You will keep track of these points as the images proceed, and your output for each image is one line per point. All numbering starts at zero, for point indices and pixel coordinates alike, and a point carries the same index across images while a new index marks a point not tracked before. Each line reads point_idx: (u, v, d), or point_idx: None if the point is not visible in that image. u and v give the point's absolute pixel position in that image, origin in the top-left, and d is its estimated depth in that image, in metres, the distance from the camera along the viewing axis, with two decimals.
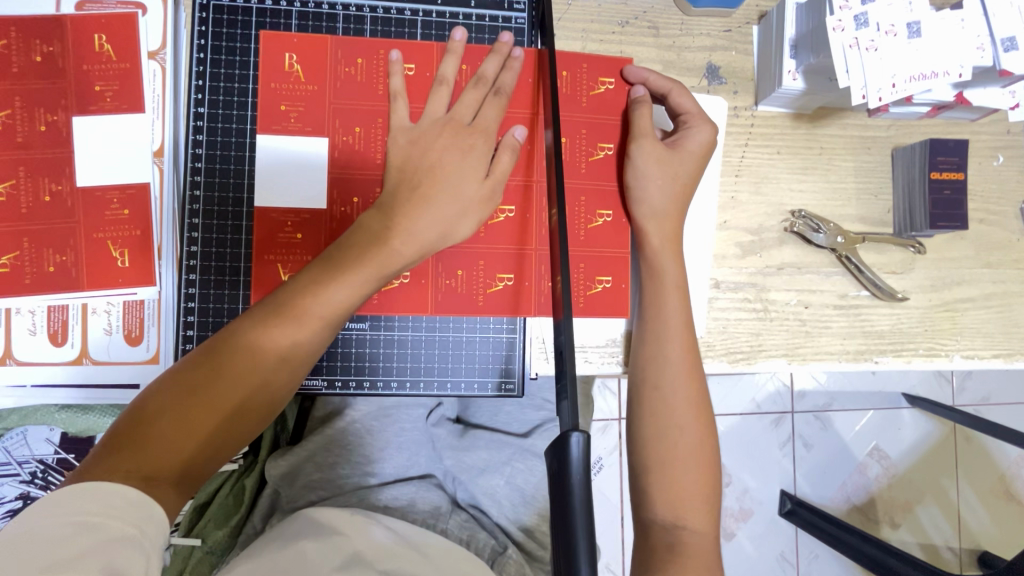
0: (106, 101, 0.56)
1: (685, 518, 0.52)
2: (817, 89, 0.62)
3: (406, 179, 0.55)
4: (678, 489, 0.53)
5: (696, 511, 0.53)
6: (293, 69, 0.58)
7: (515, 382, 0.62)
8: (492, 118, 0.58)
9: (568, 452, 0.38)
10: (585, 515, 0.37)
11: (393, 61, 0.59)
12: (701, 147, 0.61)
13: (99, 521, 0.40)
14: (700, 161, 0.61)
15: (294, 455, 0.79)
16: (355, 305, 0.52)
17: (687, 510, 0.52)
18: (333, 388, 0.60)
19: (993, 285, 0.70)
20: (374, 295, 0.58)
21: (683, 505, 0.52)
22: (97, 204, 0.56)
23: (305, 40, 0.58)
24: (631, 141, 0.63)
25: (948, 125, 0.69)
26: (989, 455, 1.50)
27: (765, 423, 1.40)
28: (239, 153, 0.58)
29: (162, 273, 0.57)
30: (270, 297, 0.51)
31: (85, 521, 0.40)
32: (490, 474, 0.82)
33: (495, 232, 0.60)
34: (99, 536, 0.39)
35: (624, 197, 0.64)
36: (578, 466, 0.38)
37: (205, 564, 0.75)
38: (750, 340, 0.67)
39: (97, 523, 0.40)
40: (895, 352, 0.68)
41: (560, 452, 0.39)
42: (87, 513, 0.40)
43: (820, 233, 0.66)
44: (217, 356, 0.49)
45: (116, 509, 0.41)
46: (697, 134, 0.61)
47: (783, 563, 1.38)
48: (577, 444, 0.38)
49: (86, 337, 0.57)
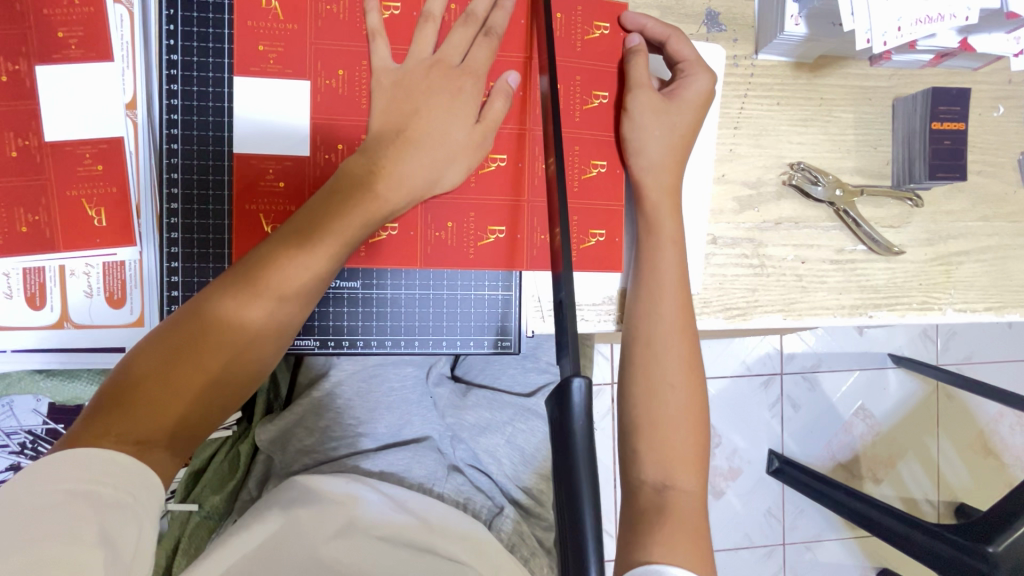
0: (70, 48, 0.53)
1: (675, 479, 0.52)
2: (820, 35, 0.60)
3: (392, 128, 0.54)
4: (667, 446, 0.53)
5: (686, 471, 0.52)
6: (271, 5, 0.55)
7: (512, 339, 0.62)
8: (482, 61, 0.56)
9: (571, 397, 0.38)
10: (587, 462, 0.37)
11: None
12: (700, 95, 0.59)
13: (90, 488, 0.39)
14: (699, 110, 0.59)
15: (283, 420, 0.78)
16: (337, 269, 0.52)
17: (677, 472, 0.52)
18: (326, 348, 0.59)
19: (988, 238, 0.70)
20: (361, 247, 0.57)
21: (672, 464, 0.52)
22: (68, 159, 0.54)
23: None
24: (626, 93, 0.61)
25: (949, 74, 0.68)
26: (970, 412, 1.55)
27: (755, 384, 1.42)
28: (218, 104, 0.55)
29: (142, 231, 0.55)
30: (243, 261, 0.50)
31: (76, 489, 0.39)
32: (491, 432, 0.82)
33: (486, 181, 0.59)
34: (92, 503, 0.39)
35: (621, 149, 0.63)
36: (580, 414, 0.38)
37: (203, 529, 0.78)
38: (746, 296, 0.66)
39: (89, 489, 0.39)
40: (889, 307, 0.68)
41: (561, 401, 0.39)
42: (76, 480, 0.39)
43: (819, 185, 0.65)
44: (195, 323, 0.47)
45: (107, 476, 0.40)
46: (696, 83, 0.59)
47: (770, 519, 1.43)
48: (579, 389, 0.38)
49: (65, 300, 0.55)
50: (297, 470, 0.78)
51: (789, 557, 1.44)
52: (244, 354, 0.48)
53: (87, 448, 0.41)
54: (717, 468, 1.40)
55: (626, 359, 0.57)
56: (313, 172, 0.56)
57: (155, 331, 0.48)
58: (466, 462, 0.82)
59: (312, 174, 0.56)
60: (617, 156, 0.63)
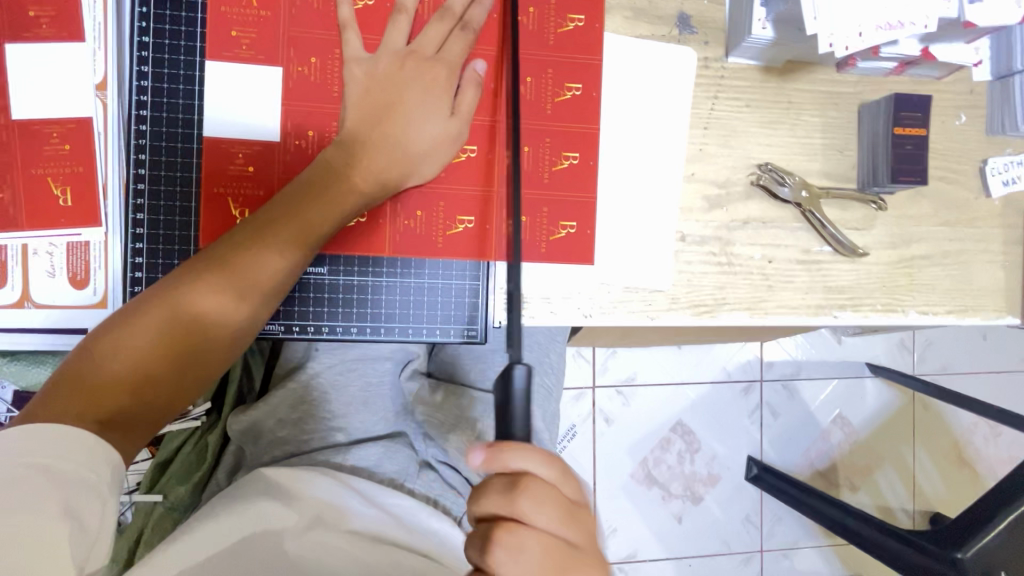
0: (41, 27, 0.53)
1: None
2: (787, 39, 0.62)
3: (368, 118, 0.55)
4: None
5: None
6: None
7: (479, 329, 0.62)
8: (456, 53, 0.57)
9: (512, 385, 0.39)
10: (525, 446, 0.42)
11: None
12: None
13: (53, 464, 0.39)
14: None
15: (255, 411, 0.77)
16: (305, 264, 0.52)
17: None
18: (291, 333, 0.59)
19: (950, 243, 0.71)
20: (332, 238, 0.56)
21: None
22: (35, 138, 0.53)
23: None
24: None
25: (913, 83, 0.70)
26: (944, 421, 1.57)
27: (734, 391, 1.43)
28: (188, 88, 0.55)
29: (107, 212, 0.55)
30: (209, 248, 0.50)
31: (38, 465, 0.39)
32: (460, 427, 0.80)
33: (458, 172, 0.59)
34: (55, 479, 0.39)
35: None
36: (520, 399, 0.40)
37: (167, 520, 0.77)
38: (713, 293, 0.67)
39: (49, 466, 0.39)
40: (854, 308, 0.70)
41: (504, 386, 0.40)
42: (41, 457, 0.39)
43: (786, 186, 0.67)
44: (159, 308, 0.48)
45: (68, 453, 0.40)
46: None
47: (748, 525, 1.43)
48: (520, 377, 0.40)
49: (28, 280, 0.54)
50: (265, 462, 0.77)
51: (765, 563, 1.44)
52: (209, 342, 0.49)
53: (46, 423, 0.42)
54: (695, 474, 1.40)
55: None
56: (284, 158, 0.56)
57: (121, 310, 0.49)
58: (438, 459, 0.82)
59: (285, 163, 0.56)
60: (592, 149, 0.65)
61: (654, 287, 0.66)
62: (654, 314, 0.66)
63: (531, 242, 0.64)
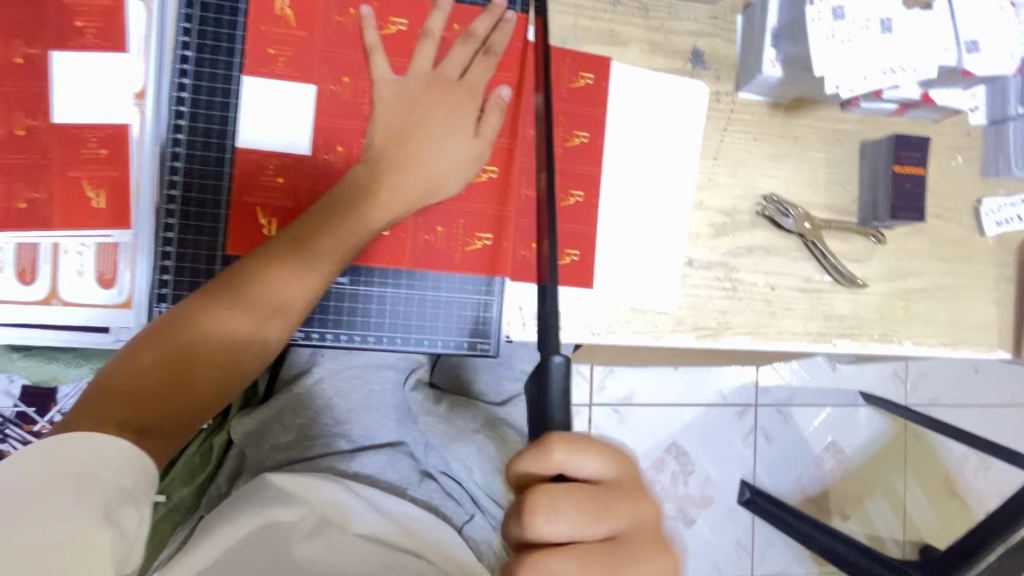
0: (87, 37, 0.55)
1: None
2: (795, 78, 0.65)
3: (394, 138, 0.58)
4: None
5: None
6: (284, 12, 0.58)
7: (491, 342, 0.63)
8: (479, 77, 0.60)
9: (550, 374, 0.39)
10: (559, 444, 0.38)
11: (365, 18, 0.59)
12: None
13: (91, 471, 0.40)
14: None
15: (262, 413, 0.79)
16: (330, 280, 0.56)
17: None
18: (309, 340, 0.60)
19: (945, 278, 0.74)
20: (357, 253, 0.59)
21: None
22: (73, 142, 0.55)
23: None
24: None
25: (914, 124, 0.73)
26: (934, 452, 1.59)
27: (730, 415, 1.44)
28: (225, 100, 0.57)
29: (138, 215, 0.56)
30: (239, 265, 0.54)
31: (76, 471, 0.39)
32: (462, 440, 0.82)
33: (476, 191, 0.62)
34: (93, 486, 0.39)
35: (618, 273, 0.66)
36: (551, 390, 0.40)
37: (169, 521, 0.77)
38: (717, 316, 0.69)
39: (88, 472, 0.40)
40: (851, 336, 0.72)
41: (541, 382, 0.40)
42: (78, 464, 0.40)
43: (789, 218, 0.69)
44: (195, 321, 0.50)
45: (106, 460, 0.41)
46: None
47: (739, 549, 1.44)
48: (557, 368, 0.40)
49: (56, 277, 0.56)
50: (268, 466, 0.78)
51: None
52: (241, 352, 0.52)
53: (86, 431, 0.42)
54: (688, 496, 1.41)
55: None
56: (310, 171, 0.58)
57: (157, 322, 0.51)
58: (438, 469, 0.81)
59: (312, 177, 0.58)
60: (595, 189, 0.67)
61: (660, 309, 0.68)
62: (660, 334, 0.68)
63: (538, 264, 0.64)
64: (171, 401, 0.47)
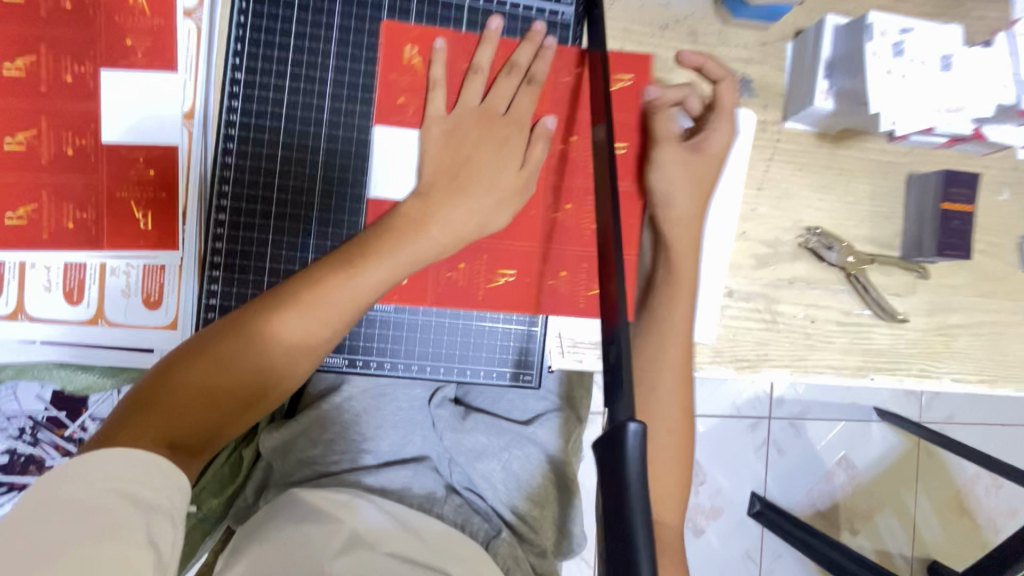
0: (136, 56, 0.55)
1: (660, 512, 0.59)
2: (847, 111, 0.64)
3: (443, 171, 0.57)
4: (655, 487, 0.59)
5: (670, 509, 0.59)
6: (413, 60, 0.59)
7: (532, 373, 0.64)
8: (525, 108, 0.59)
9: (625, 444, 0.34)
10: (643, 515, 0.33)
11: (438, 51, 0.59)
12: (719, 148, 0.63)
13: (136, 491, 0.43)
14: (717, 162, 0.63)
15: (288, 429, 0.80)
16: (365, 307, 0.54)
17: (664, 508, 0.59)
18: (354, 367, 0.62)
19: (986, 314, 0.73)
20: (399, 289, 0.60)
21: (658, 500, 0.59)
22: (122, 162, 0.55)
23: (429, 33, 0.59)
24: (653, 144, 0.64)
25: (961, 157, 0.72)
26: (948, 470, 1.57)
27: (742, 426, 1.43)
28: (274, 124, 0.57)
29: (184, 237, 0.56)
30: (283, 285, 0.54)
31: (123, 490, 0.42)
32: (489, 457, 0.84)
33: (517, 228, 0.61)
34: (138, 506, 0.42)
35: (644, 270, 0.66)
36: (636, 462, 0.34)
37: (197, 531, 0.79)
38: (756, 349, 0.69)
39: (133, 492, 0.42)
40: (890, 371, 0.71)
41: (613, 444, 0.35)
42: (125, 483, 0.43)
43: (833, 251, 0.69)
44: (232, 339, 0.50)
45: (150, 480, 0.43)
46: (720, 137, 0.63)
47: (748, 561, 1.44)
48: (634, 435, 0.35)
49: (103, 298, 0.56)
50: (297, 480, 0.78)
51: None
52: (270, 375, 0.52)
53: (122, 446, 0.44)
54: (699, 506, 1.41)
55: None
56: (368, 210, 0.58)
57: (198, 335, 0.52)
58: (463, 485, 0.82)
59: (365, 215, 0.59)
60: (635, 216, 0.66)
61: (700, 341, 0.68)
62: (698, 366, 0.68)
63: (570, 298, 0.62)
64: (201, 415, 0.49)
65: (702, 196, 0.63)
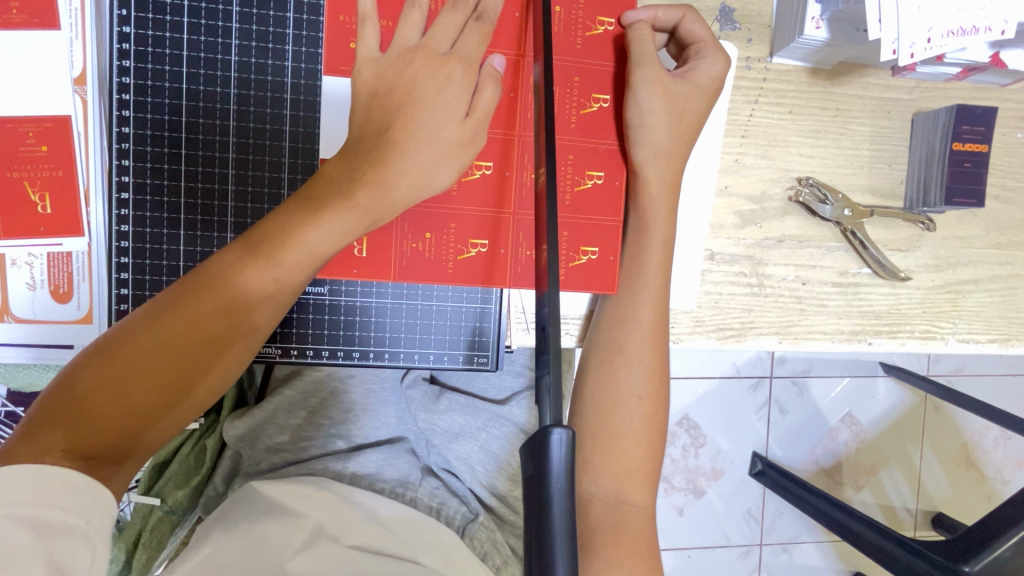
0: (11, 12, 0.49)
1: (627, 493, 0.51)
2: (842, 40, 0.55)
3: (372, 124, 0.48)
4: (622, 464, 0.51)
5: (638, 485, 0.51)
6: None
7: (489, 355, 0.60)
8: (473, 47, 0.50)
9: (549, 455, 0.30)
10: (567, 536, 0.30)
11: None
12: (710, 80, 0.53)
13: (39, 513, 0.37)
14: (710, 97, 0.54)
15: (251, 417, 0.75)
16: (301, 282, 0.47)
17: (629, 485, 0.51)
18: (289, 357, 0.58)
19: (998, 267, 0.66)
20: (352, 268, 0.54)
21: (625, 478, 0.51)
22: (11, 138, 0.50)
23: None
24: (630, 69, 0.54)
25: (974, 89, 0.63)
26: (954, 423, 1.52)
27: (743, 387, 1.37)
28: (175, 85, 0.51)
29: (91, 220, 0.52)
30: (205, 265, 0.47)
31: (21, 513, 0.36)
32: (465, 438, 0.79)
33: (468, 191, 0.55)
34: (41, 532, 0.36)
35: (625, 237, 0.57)
36: (559, 475, 0.30)
37: (165, 524, 0.73)
38: (741, 317, 0.63)
39: (37, 515, 0.37)
40: (890, 334, 0.65)
41: (536, 454, 0.30)
42: (21, 504, 0.36)
43: (827, 205, 0.61)
44: (147, 330, 0.43)
45: (55, 498, 0.38)
46: (709, 64, 0.53)
47: (749, 520, 1.40)
48: (558, 444, 0.30)
49: (5, 293, 0.52)
50: (264, 470, 0.74)
51: (765, 558, 1.42)
52: (192, 374, 0.44)
53: (27, 465, 0.38)
54: (700, 468, 1.36)
55: (583, 369, 0.54)
56: (290, 180, 0.52)
57: (103, 340, 0.44)
58: (441, 466, 0.80)
59: (286, 189, 0.52)
60: (617, 169, 0.57)
61: (679, 308, 0.61)
62: (677, 337, 0.62)
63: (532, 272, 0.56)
64: (117, 423, 0.41)
65: (685, 133, 0.54)
